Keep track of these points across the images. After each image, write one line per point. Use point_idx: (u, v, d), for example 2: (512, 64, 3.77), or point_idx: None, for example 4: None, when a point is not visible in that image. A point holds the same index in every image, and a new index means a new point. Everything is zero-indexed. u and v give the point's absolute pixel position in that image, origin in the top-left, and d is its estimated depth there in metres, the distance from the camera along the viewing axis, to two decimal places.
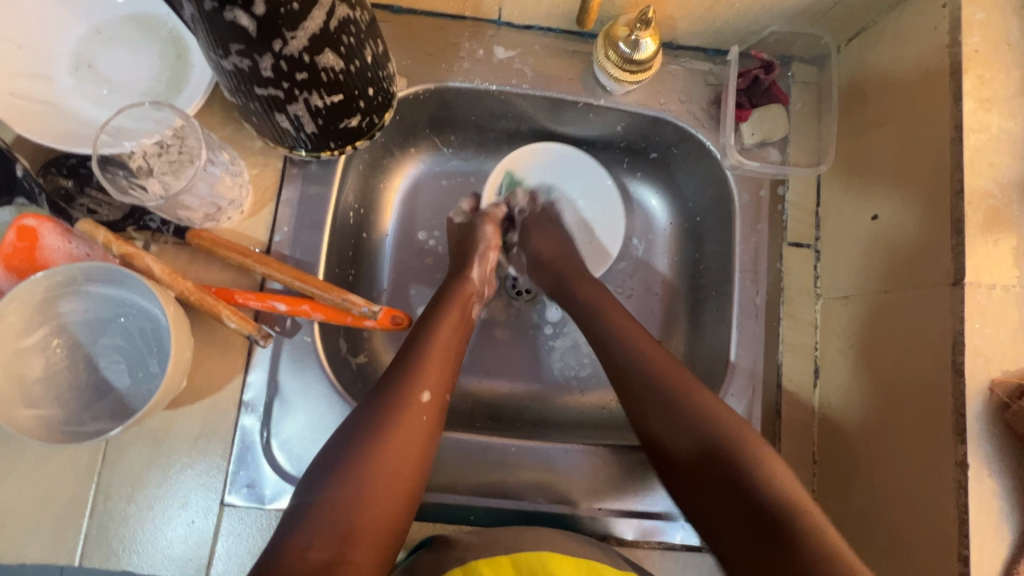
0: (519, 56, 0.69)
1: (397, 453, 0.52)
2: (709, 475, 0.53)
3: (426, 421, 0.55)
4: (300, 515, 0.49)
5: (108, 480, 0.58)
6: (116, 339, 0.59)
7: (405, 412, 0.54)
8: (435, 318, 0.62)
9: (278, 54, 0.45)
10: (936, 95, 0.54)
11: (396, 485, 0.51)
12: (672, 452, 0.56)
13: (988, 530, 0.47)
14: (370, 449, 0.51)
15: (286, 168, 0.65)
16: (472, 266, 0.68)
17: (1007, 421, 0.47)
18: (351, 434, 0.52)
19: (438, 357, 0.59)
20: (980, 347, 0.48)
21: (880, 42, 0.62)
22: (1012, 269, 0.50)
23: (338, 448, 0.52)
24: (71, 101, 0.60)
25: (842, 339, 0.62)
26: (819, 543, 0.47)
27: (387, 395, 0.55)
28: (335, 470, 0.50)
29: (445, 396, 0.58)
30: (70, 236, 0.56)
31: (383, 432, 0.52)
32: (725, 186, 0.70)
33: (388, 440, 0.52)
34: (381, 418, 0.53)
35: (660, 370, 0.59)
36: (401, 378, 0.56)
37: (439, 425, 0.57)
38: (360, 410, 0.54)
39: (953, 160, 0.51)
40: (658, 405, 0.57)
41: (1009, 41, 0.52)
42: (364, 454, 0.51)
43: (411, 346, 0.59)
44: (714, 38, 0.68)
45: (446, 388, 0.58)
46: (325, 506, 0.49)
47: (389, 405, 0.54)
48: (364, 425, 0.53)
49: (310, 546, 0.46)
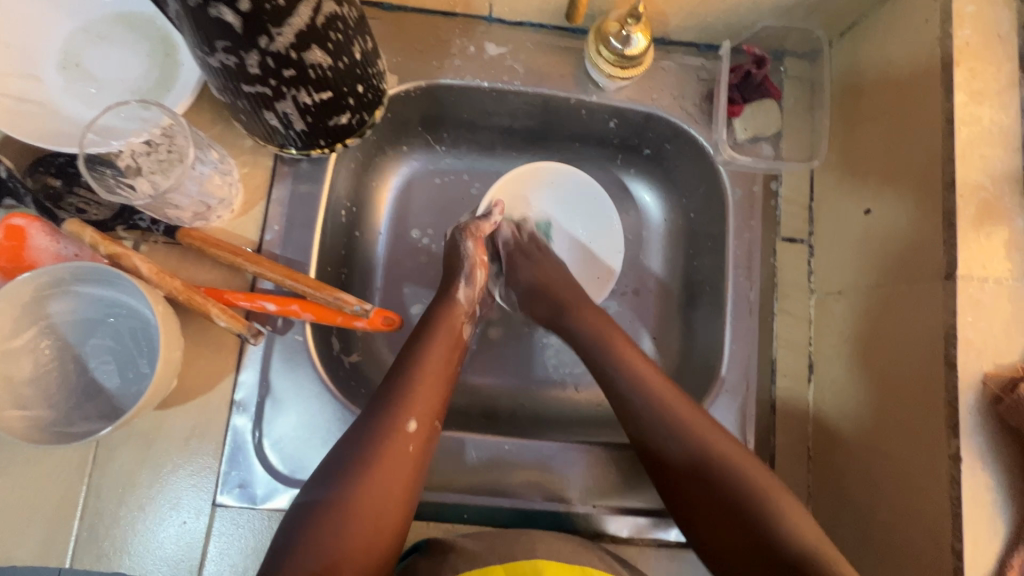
0: (510, 53, 0.69)
1: (383, 485, 0.52)
2: (707, 499, 0.54)
3: (414, 451, 0.55)
4: (284, 547, 0.48)
5: (98, 481, 0.57)
6: (105, 339, 0.58)
7: (392, 443, 0.54)
8: (424, 343, 0.61)
9: (264, 51, 0.44)
10: (927, 88, 0.54)
11: (382, 517, 0.51)
12: (671, 470, 0.56)
13: (982, 525, 0.46)
14: (355, 481, 0.51)
15: (277, 166, 0.65)
16: (459, 286, 0.66)
17: (999, 414, 0.47)
18: (337, 466, 0.52)
19: (427, 385, 0.58)
20: (973, 341, 0.48)
21: (871, 35, 0.62)
22: (1004, 262, 0.49)
23: (322, 480, 0.52)
24: (59, 100, 0.59)
25: (836, 334, 0.62)
26: (806, 556, 0.49)
27: (374, 425, 0.54)
28: (320, 501, 0.50)
29: (434, 424, 0.58)
30: (58, 237, 0.57)
31: (369, 464, 0.52)
32: (718, 182, 0.70)
33: (374, 473, 0.52)
34: (367, 449, 0.53)
35: (658, 392, 0.59)
36: (388, 408, 0.56)
37: (428, 454, 0.56)
38: (345, 440, 0.54)
39: (945, 153, 0.51)
40: (654, 429, 0.57)
41: (1000, 34, 0.52)
42: (349, 486, 0.51)
43: (399, 373, 0.59)
44: (706, 33, 0.68)
45: (435, 415, 0.58)
46: (310, 540, 0.48)
47: (376, 436, 0.54)
48: (351, 457, 0.53)
49: None
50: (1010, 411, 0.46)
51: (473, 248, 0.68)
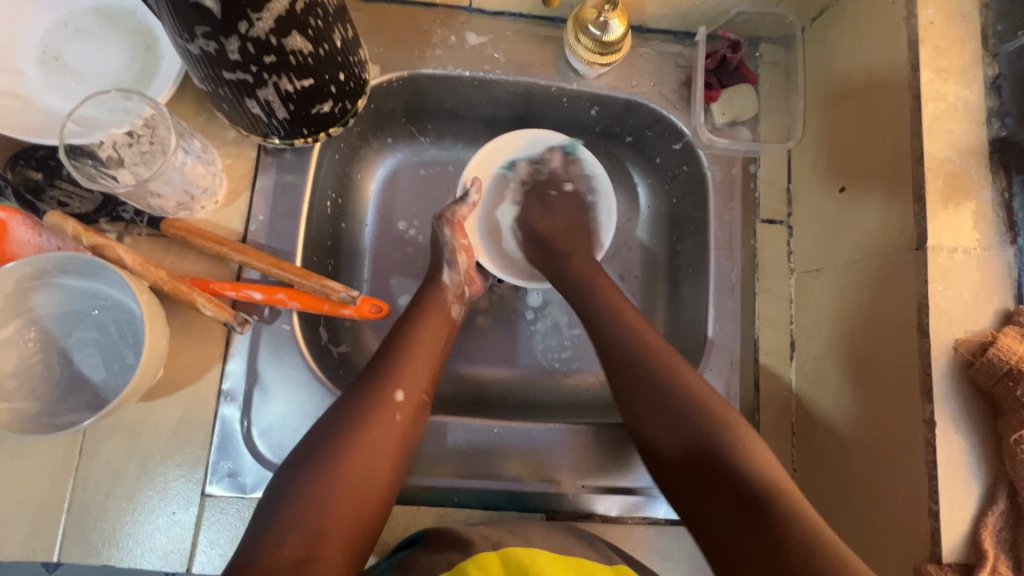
0: (491, 42, 0.70)
1: (372, 451, 0.53)
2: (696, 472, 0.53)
3: (400, 420, 0.56)
4: (272, 511, 0.49)
5: (85, 474, 0.57)
6: (89, 332, 0.58)
7: (381, 413, 0.55)
8: (413, 322, 0.63)
9: (244, 36, 0.45)
10: (895, 68, 0.56)
11: (369, 484, 0.52)
12: (663, 449, 0.56)
13: (957, 487, 0.48)
14: (344, 448, 0.52)
15: (260, 157, 0.65)
16: (443, 270, 0.67)
17: (970, 378, 0.48)
18: (326, 433, 0.53)
19: (416, 360, 0.60)
20: (944, 309, 0.50)
21: (841, 19, 0.64)
22: (973, 233, 0.51)
23: (311, 447, 0.52)
24: (38, 94, 0.59)
25: (815, 311, 0.64)
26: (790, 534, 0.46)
27: (363, 396, 0.56)
28: (306, 466, 0.51)
29: (423, 397, 0.58)
30: (40, 229, 0.57)
31: (355, 432, 0.53)
32: (698, 166, 0.71)
33: (361, 438, 0.53)
34: (353, 418, 0.54)
35: (664, 386, 0.57)
36: (374, 381, 0.57)
37: (417, 425, 0.57)
38: (335, 409, 0.55)
39: (913, 128, 0.53)
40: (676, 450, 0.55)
41: (962, 13, 0.54)
42: (337, 452, 0.52)
43: (388, 349, 0.60)
44: (683, 21, 0.69)
45: (424, 389, 0.59)
46: (299, 504, 0.49)
47: (364, 406, 0.55)
48: (340, 424, 0.54)
49: (283, 543, 0.47)
50: (980, 373, 0.47)
51: (451, 236, 0.67)
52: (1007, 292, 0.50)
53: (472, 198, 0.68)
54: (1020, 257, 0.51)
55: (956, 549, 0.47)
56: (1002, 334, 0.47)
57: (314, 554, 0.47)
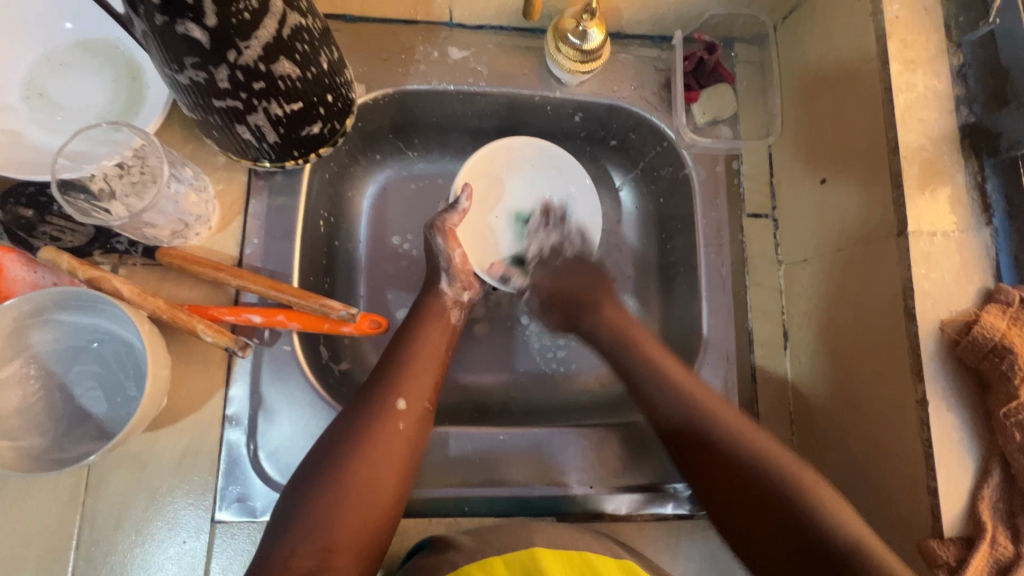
0: (473, 55, 0.71)
1: (378, 461, 0.54)
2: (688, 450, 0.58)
3: (403, 429, 0.56)
4: (280, 524, 0.50)
5: (92, 509, 0.57)
6: (90, 364, 0.58)
7: (382, 421, 0.55)
8: (414, 331, 0.63)
9: (233, 65, 0.45)
10: (865, 61, 0.58)
11: (375, 495, 0.53)
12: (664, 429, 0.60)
13: (952, 462, 0.49)
14: (350, 457, 0.53)
15: (251, 180, 0.66)
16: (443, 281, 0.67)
17: (958, 356, 0.50)
18: (330, 446, 0.54)
19: (416, 369, 0.60)
20: (928, 291, 0.51)
21: (811, 16, 0.66)
22: (950, 217, 0.53)
23: (314, 462, 0.53)
24: (26, 129, 0.59)
25: (805, 300, 0.65)
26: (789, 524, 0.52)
27: (365, 406, 0.56)
28: (314, 481, 0.52)
29: (425, 406, 0.59)
30: (35, 266, 0.58)
31: (359, 441, 0.54)
32: (683, 165, 0.73)
33: (365, 449, 0.54)
34: (359, 427, 0.55)
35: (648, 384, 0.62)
36: (376, 390, 0.58)
37: (421, 433, 0.58)
38: (339, 421, 0.56)
39: (886, 119, 0.55)
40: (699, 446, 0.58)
41: (925, 7, 0.56)
42: (343, 465, 0.52)
43: (389, 359, 0.61)
44: (658, 26, 0.71)
45: (425, 398, 0.59)
46: (303, 519, 0.50)
47: (367, 416, 0.56)
48: (344, 436, 0.54)
49: (294, 554, 0.48)
50: (967, 352, 0.49)
51: (445, 244, 0.66)
52: (986, 272, 0.52)
53: (464, 205, 0.68)
54: (996, 237, 0.53)
55: (954, 522, 0.48)
56: (984, 312, 0.49)
57: (325, 567, 0.48)
